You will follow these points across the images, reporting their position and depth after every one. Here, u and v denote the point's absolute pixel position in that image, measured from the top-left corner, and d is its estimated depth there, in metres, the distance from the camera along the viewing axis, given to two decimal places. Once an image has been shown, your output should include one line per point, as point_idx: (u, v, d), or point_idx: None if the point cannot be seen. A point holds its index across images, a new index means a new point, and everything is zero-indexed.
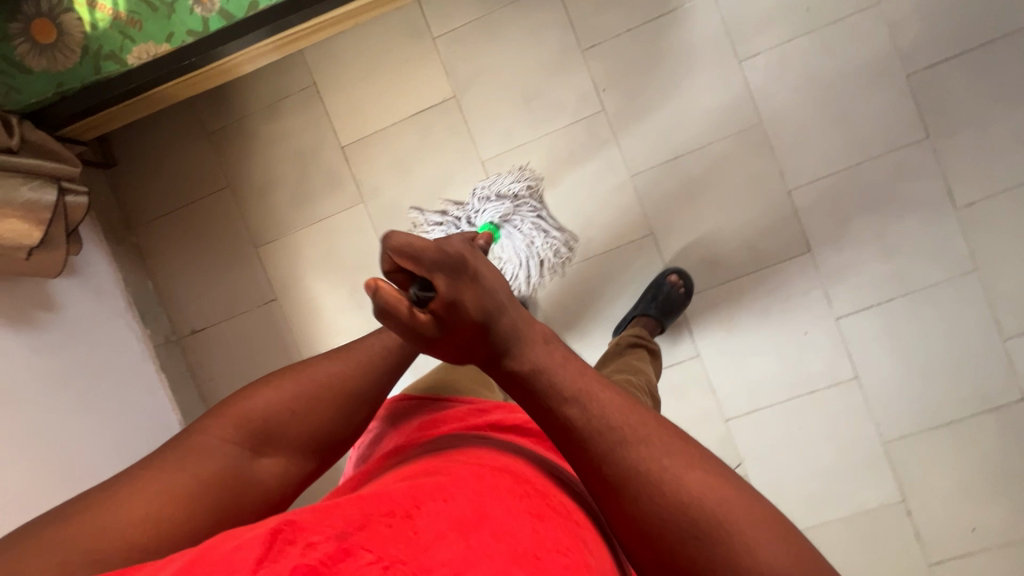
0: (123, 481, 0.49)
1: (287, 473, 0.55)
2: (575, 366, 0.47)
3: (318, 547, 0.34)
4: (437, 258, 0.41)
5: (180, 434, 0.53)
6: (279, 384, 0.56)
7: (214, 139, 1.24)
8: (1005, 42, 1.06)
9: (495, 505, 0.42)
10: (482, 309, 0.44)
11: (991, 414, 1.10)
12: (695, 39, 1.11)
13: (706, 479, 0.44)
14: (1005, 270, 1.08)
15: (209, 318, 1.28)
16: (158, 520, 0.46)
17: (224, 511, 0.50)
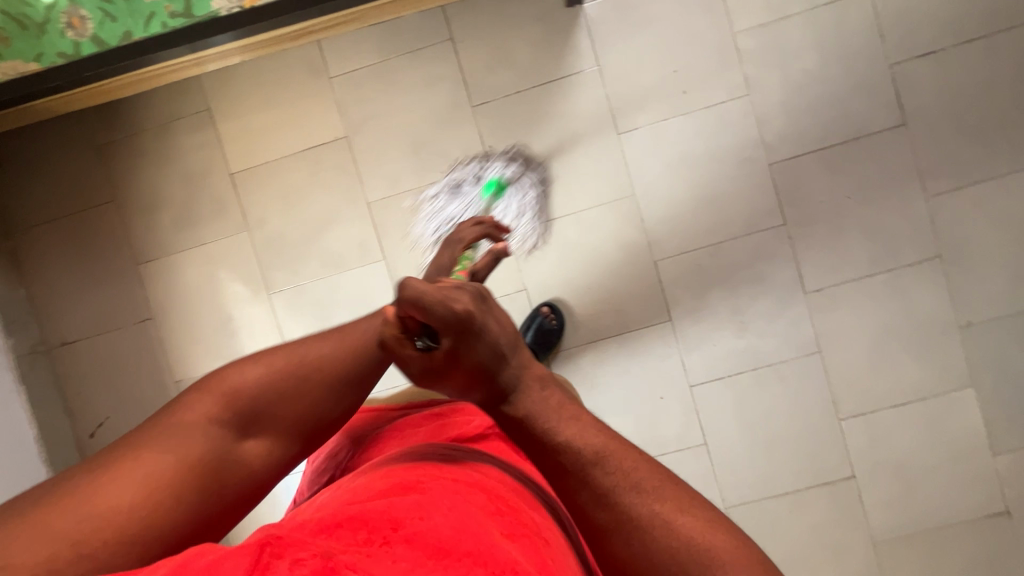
0: (118, 453, 0.52)
1: (274, 450, 0.59)
2: (569, 412, 0.50)
3: (306, 562, 0.39)
4: (443, 312, 0.47)
5: (165, 410, 0.56)
6: (269, 362, 0.59)
7: (102, 152, 1.22)
8: (862, 141, 1.13)
9: (472, 526, 0.47)
10: (478, 363, 0.49)
11: (826, 487, 1.17)
12: (579, 108, 1.16)
13: (692, 519, 0.45)
14: (845, 355, 1.16)
15: (81, 331, 1.26)
16: (142, 502, 0.50)
17: (208, 490, 0.54)
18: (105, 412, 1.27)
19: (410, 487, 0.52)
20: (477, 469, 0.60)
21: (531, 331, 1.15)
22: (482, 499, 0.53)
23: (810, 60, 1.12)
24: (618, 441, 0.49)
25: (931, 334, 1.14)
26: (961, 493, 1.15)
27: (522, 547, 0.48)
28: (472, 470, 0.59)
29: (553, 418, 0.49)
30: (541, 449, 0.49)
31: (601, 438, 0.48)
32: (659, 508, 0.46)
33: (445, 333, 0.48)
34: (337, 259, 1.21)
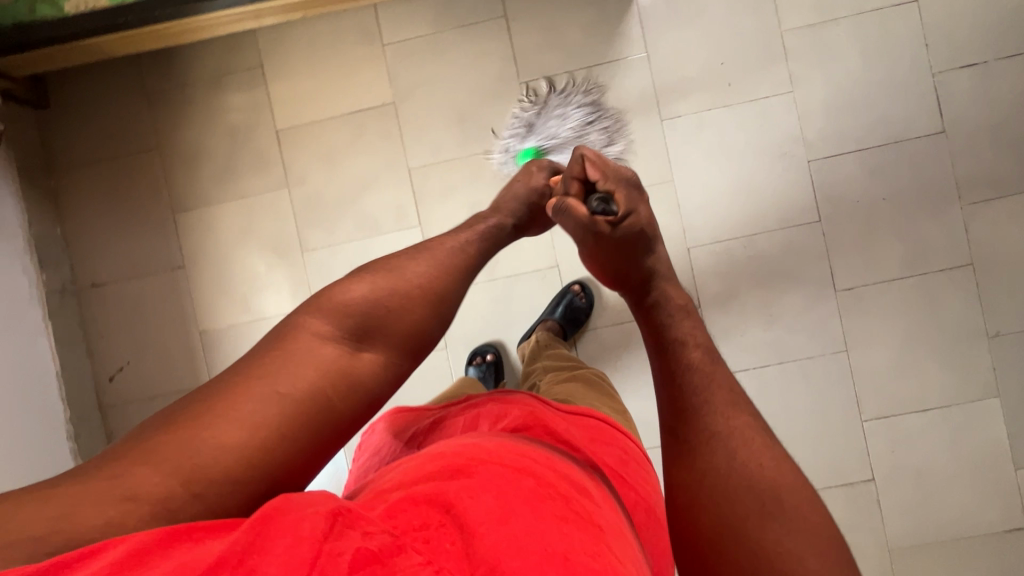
0: (235, 377, 0.52)
1: (382, 365, 0.59)
2: (690, 317, 0.63)
3: (374, 536, 0.40)
4: (613, 183, 0.72)
5: (277, 337, 0.56)
6: (370, 281, 0.61)
7: (153, 100, 1.24)
8: (901, 145, 1.15)
9: (528, 511, 0.46)
10: (637, 230, 0.69)
11: (844, 488, 1.16)
12: (625, 92, 1.18)
13: (773, 462, 0.51)
14: (872, 356, 1.16)
15: (113, 273, 1.26)
16: (265, 414, 0.50)
17: (328, 402, 0.53)
18: (127, 356, 1.27)
19: (461, 470, 0.50)
20: (526, 448, 0.58)
21: (560, 306, 1.17)
22: (536, 482, 0.51)
23: (854, 63, 1.15)
24: (723, 369, 0.58)
25: (959, 341, 1.15)
26: (980, 505, 1.14)
27: (584, 530, 0.46)
28: (524, 450, 0.57)
29: (681, 319, 0.63)
30: (661, 341, 0.61)
31: (718, 370, 0.58)
32: (740, 445, 0.52)
33: (619, 195, 0.72)
34: (373, 221, 1.22)
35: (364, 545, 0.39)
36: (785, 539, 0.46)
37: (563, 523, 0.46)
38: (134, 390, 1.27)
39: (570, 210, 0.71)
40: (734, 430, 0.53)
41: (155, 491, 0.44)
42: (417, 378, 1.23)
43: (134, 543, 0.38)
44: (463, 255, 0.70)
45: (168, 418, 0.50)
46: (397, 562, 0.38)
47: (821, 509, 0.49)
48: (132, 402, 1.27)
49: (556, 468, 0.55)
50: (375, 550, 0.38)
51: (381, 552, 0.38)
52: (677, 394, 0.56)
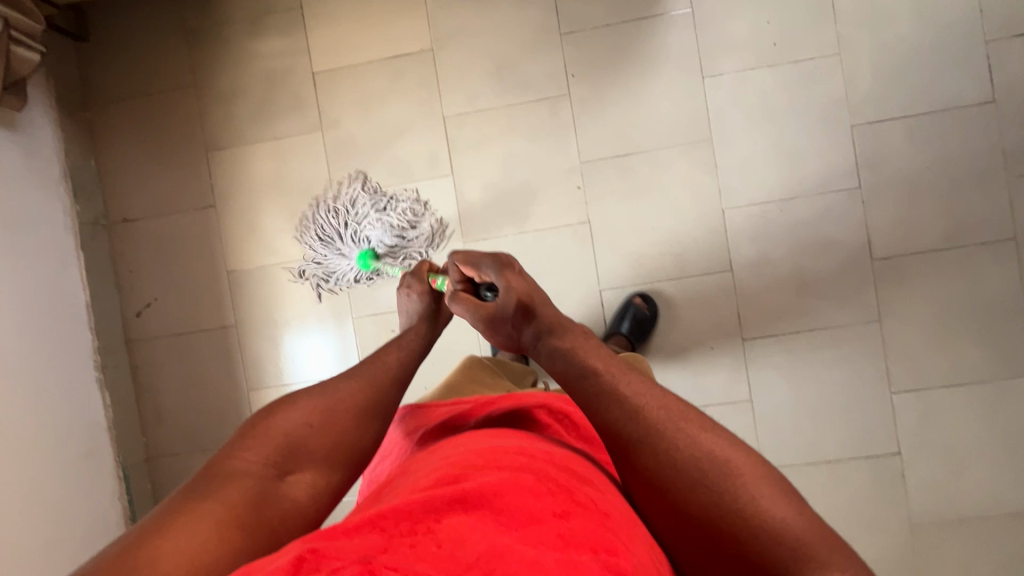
0: (151, 525, 0.46)
1: (318, 486, 0.56)
2: (595, 342, 0.62)
3: (341, 571, 0.37)
4: (489, 264, 0.69)
5: (202, 472, 0.52)
6: (299, 403, 0.59)
7: (191, 38, 1.25)
8: (948, 114, 1.12)
9: (524, 512, 0.45)
10: (524, 297, 0.66)
11: (869, 460, 1.14)
12: (667, 47, 1.16)
13: (721, 439, 0.51)
14: (905, 328, 1.13)
15: (143, 210, 1.27)
16: (196, 554, 0.44)
17: (261, 535, 0.49)
18: (154, 293, 1.28)
19: (456, 479, 0.49)
20: (525, 445, 0.58)
21: (627, 321, 1.13)
22: (536, 480, 0.50)
23: (904, 28, 1.12)
24: (634, 371, 0.57)
25: (996, 317, 1.12)
26: (1008, 485, 1.12)
27: (586, 526, 0.45)
28: (520, 450, 0.55)
29: (581, 351, 0.61)
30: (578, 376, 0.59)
31: (624, 376, 0.56)
32: (673, 434, 0.51)
33: (497, 278, 0.68)
34: (404, 168, 1.21)
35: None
36: (765, 502, 0.47)
37: (564, 525, 0.44)
38: (160, 327, 1.28)
39: (463, 304, 0.71)
40: (666, 424, 0.52)
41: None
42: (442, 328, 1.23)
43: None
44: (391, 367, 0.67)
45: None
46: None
47: (766, 465, 0.50)
48: (157, 339, 1.28)
49: (559, 465, 0.54)
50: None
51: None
52: (608, 421, 0.54)
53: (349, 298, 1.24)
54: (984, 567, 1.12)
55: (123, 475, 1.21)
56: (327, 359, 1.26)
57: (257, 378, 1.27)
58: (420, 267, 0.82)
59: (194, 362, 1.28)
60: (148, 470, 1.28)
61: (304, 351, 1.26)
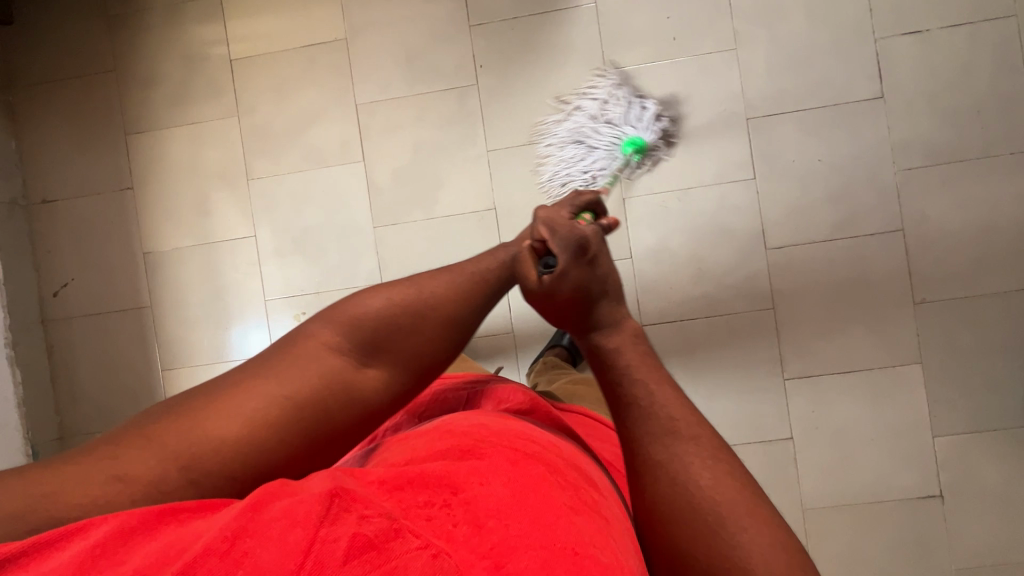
0: (235, 379, 0.51)
1: (390, 388, 0.56)
2: (646, 353, 0.53)
3: (371, 520, 0.36)
4: (564, 236, 0.56)
5: (288, 338, 0.55)
6: (393, 291, 0.57)
7: (112, 23, 1.27)
8: (839, 108, 1.15)
9: (542, 495, 0.44)
10: (585, 287, 0.55)
11: (762, 445, 1.17)
12: (571, 40, 1.19)
13: (749, 506, 0.44)
14: (798, 316, 1.16)
15: (63, 191, 1.29)
16: (260, 425, 0.48)
17: (327, 421, 0.51)
18: (71, 273, 1.29)
19: (469, 450, 0.49)
20: (533, 431, 0.57)
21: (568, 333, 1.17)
22: (550, 467, 0.49)
23: (799, 25, 1.16)
24: (670, 386, 0.51)
25: (884, 306, 1.15)
26: (896, 470, 1.15)
27: (596, 522, 0.44)
28: (536, 437, 0.55)
29: (628, 351, 0.53)
30: (609, 381, 0.52)
31: (662, 387, 0.50)
32: (688, 454, 0.46)
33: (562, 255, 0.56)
34: (317, 154, 1.24)
35: (361, 530, 0.35)
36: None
37: (577, 515, 0.43)
38: (76, 306, 1.30)
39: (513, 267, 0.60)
40: (680, 448, 0.47)
41: (147, 471, 0.44)
42: None
43: (117, 523, 0.38)
44: (488, 283, 0.59)
45: (170, 408, 0.49)
46: (396, 548, 0.35)
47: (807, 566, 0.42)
48: (73, 319, 1.30)
49: (566, 454, 0.54)
50: (372, 535, 0.35)
51: (379, 538, 0.35)
52: (627, 420, 0.50)
53: (261, 281, 1.26)
54: (872, 549, 1.15)
55: (33, 452, 1.22)
56: (241, 340, 1.27)
57: (171, 358, 1.28)
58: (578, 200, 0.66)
59: (110, 342, 1.29)
60: (61, 448, 1.29)
61: (218, 332, 1.28)
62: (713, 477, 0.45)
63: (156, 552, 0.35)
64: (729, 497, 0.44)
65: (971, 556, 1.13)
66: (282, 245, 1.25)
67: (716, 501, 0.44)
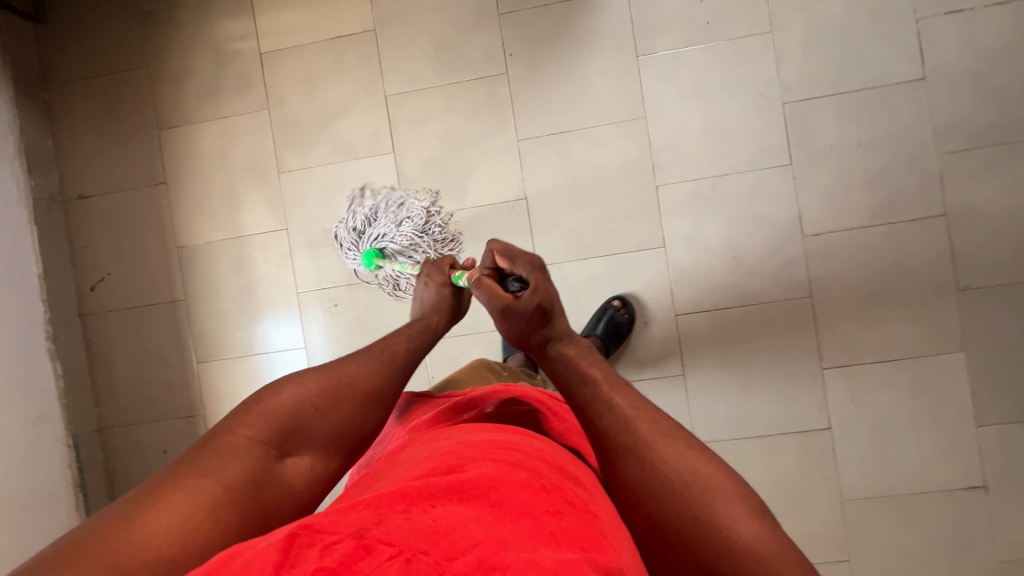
0: (149, 490, 0.48)
1: (316, 472, 0.57)
2: (593, 357, 0.62)
3: (335, 547, 0.36)
4: (526, 262, 0.67)
5: (199, 443, 0.54)
6: (302, 381, 0.59)
7: (143, 20, 1.28)
8: (878, 91, 1.12)
9: (517, 501, 0.44)
10: (549, 303, 0.64)
11: (799, 435, 1.15)
12: (602, 26, 1.18)
13: (682, 450, 0.50)
14: (836, 305, 1.14)
15: (97, 187, 1.31)
16: (188, 521, 0.46)
17: (258, 509, 0.51)
18: (107, 268, 1.31)
19: (450, 468, 0.49)
20: (518, 440, 0.57)
21: (601, 324, 1.15)
22: (529, 475, 0.49)
23: (836, 7, 1.13)
24: (627, 387, 0.57)
25: (925, 293, 1.13)
26: (937, 459, 1.12)
27: (579, 522, 0.44)
28: (512, 444, 0.55)
29: (580, 359, 0.61)
30: (570, 388, 0.59)
31: (619, 390, 0.56)
32: (658, 446, 0.51)
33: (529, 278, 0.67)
34: (347, 146, 1.24)
35: (323, 562, 0.35)
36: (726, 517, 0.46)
37: (558, 517, 0.44)
38: (112, 300, 1.32)
39: (487, 290, 0.67)
40: (640, 435, 0.52)
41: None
42: (383, 304, 1.25)
43: None
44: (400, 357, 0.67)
45: (69, 537, 0.44)
46: (365, 567, 0.35)
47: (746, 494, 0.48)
48: (109, 312, 1.32)
49: (551, 462, 0.54)
50: (335, 564, 0.35)
51: (344, 563, 0.35)
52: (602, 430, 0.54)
53: (293, 273, 1.27)
54: (913, 540, 1.13)
55: (74, 444, 1.24)
56: (274, 331, 1.28)
57: (206, 350, 1.30)
58: (443, 262, 0.80)
59: (145, 335, 1.31)
60: (99, 440, 1.32)
61: (251, 325, 1.29)
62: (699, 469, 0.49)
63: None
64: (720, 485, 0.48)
65: (1018, 548, 1.11)
66: (313, 237, 1.26)
67: (680, 472, 0.49)
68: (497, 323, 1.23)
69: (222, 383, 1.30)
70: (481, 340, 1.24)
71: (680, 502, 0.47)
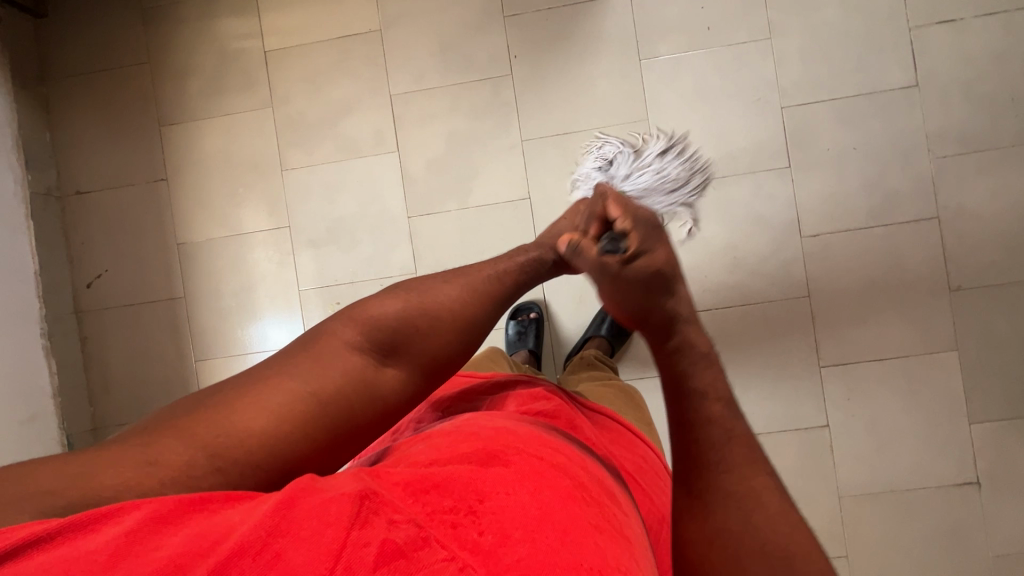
0: (260, 374, 0.52)
1: (408, 383, 0.57)
2: (712, 364, 0.53)
3: (400, 525, 0.37)
4: (633, 220, 0.54)
5: (308, 339, 0.56)
6: (404, 296, 0.59)
7: (147, 16, 1.28)
8: (873, 97, 1.16)
9: (562, 507, 0.42)
10: (658, 271, 0.53)
11: (797, 433, 1.17)
12: (605, 30, 1.20)
13: (789, 525, 0.45)
14: (834, 303, 1.17)
15: (96, 183, 1.30)
16: (282, 417, 0.49)
17: (348, 413, 0.53)
18: (105, 265, 1.30)
19: (496, 455, 0.48)
20: (559, 440, 0.56)
21: (606, 323, 1.16)
22: (572, 481, 0.47)
23: (833, 15, 1.16)
24: (745, 424, 0.51)
25: (919, 293, 1.15)
26: (932, 456, 1.15)
27: (619, 542, 0.42)
28: (556, 444, 0.54)
29: (700, 358, 0.53)
30: (677, 391, 0.52)
31: (736, 422, 0.50)
32: (748, 474, 0.48)
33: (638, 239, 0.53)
34: (352, 144, 1.25)
35: (390, 537, 0.36)
36: None
37: (598, 534, 0.42)
38: (109, 297, 1.30)
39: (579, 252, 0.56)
40: (749, 489, 0.47)
41: (175, 458, 0.45)
42: None
43: (151, 510, 0.38)
44: (501, 284, 0.64)
45: (192, 403, 0.50)
46: (422, 558, 0.35)
47: None
48: (107, 310, 1.30)
49: (587, 467, 0.52)
50: (400, 543, 0.36)
51: (408, 546, 0.36)
52: (696, 444, 0.50)
53: (295, 271, 1.27)
54: (910, 537, 1.15)
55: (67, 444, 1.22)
56: (274, 329, 1.27)
57: (205, 348, 1.29)
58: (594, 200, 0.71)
59: (142, 333, 1.30)
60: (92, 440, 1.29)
61: (251, 323, 1.28)
62: (781, 525, 0.45)
63: (196, 534, 0.37)
64: (806, 549, 0.44)
65: (1010, 543, 1.13)
66: (316, 235, 1.26)
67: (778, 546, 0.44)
68: (501, 322, 1.23)
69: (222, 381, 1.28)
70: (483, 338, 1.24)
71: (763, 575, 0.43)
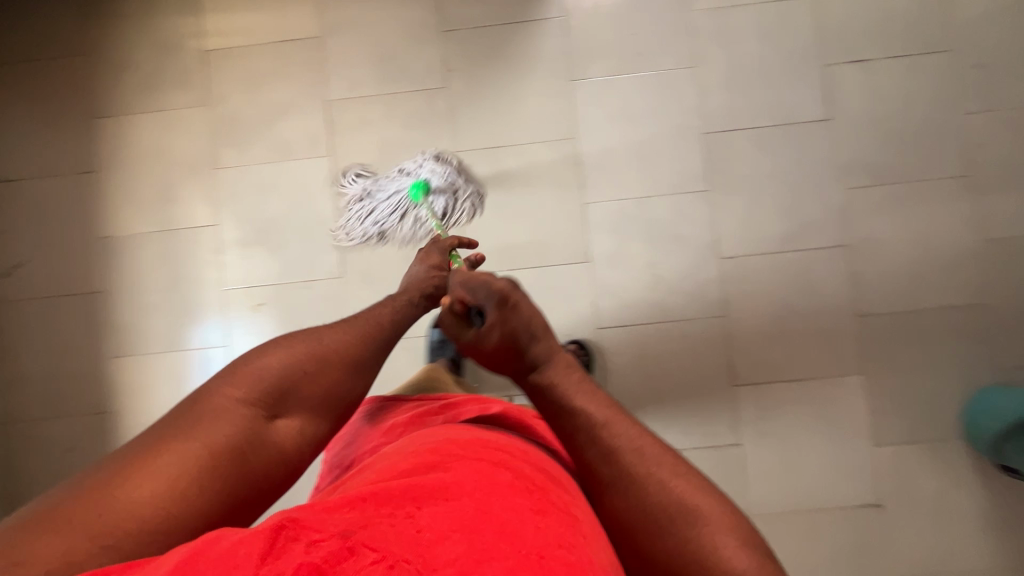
0: (145, 445, 0.52)
1: (303, 430, 0.60)
2: (582, 378, 0.61)
3: (320, 545, 0.38)
4: (483, 293, 0.63)
5: (192, 400, 0.57)
6: (289, 347, 0.61)
7: (86, 8, 1.28)
8: (789, 128, 1.21)
9: (502, 502, 0.46)
10: (512, 336, 0.62)
11: (710, 451, 1.19)
12: (538, 50, 1.24)
13: (683, 484, 0.53)
14: (748, 324, 1.20)
15: (22, 172, 1.28)
16: (176, 482, 0.50)
17: (246, 467, 0.55)
18: (25, 255, 1.27)
19: (435, 464, 0.51)
20: (503, 440, 0.60)
21: None
22: (513, 475, 0.51)
23: (754, 49, 1.22)
24: (623, 413, 0.58)
25: (830, 317, 1.19)
26: (838, 478, 1.17)
27: (560, 521, 0.46)
28: (499, 445, 0.58)
29: (568, 385, 0.60)
30: (556, 419, 0.59)
31: (612, 415, 0.57)
32: (647, 477, 0.53)
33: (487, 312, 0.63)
34: (285, 147, 1.25)
35: (308, 559, 0.37)
36: (724, 551, 0.49)
37: (541, 517, 0.46)
38: (27, 288, 1.27)
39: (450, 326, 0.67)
40: (643, 466, 0.54)
41: (59, 547, 0.44)
42: (309, 303, 1.24)
43: None
44: (380, 328, 0.69)
45: (74, 485, 0.49)
46: (347, 569, 0.37)
47: (740, 524, 0.51)
48: (23, 301, 1.27)
49: (533, 462, 0.56)
50: (318, 562, 0.37)
51: (326, 563, 0.37)
52: (578, 446, 0.57)
53: (220, 270, 1.26)
54: (815, 557, 1.16)
55: None
56: (194, 327, 1.26)
57: (122, 344, 1.26)
58: (443, 244, 0.88)
59: (59, 326, 1.27)
60: None
61: (170, 320, 1.26)
62: (675, 491, 0.53)
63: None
64: (702, 502, 0.52)
65: (911, 566, 1.16)
66: (244, 235, 1.25)
67: (678, 505, 0.52)
68: (424, 328, 1.24)
69: (136, 378, 1.26)
70: (407, 345, 1.24)
71: (677, 533, 0.51)
